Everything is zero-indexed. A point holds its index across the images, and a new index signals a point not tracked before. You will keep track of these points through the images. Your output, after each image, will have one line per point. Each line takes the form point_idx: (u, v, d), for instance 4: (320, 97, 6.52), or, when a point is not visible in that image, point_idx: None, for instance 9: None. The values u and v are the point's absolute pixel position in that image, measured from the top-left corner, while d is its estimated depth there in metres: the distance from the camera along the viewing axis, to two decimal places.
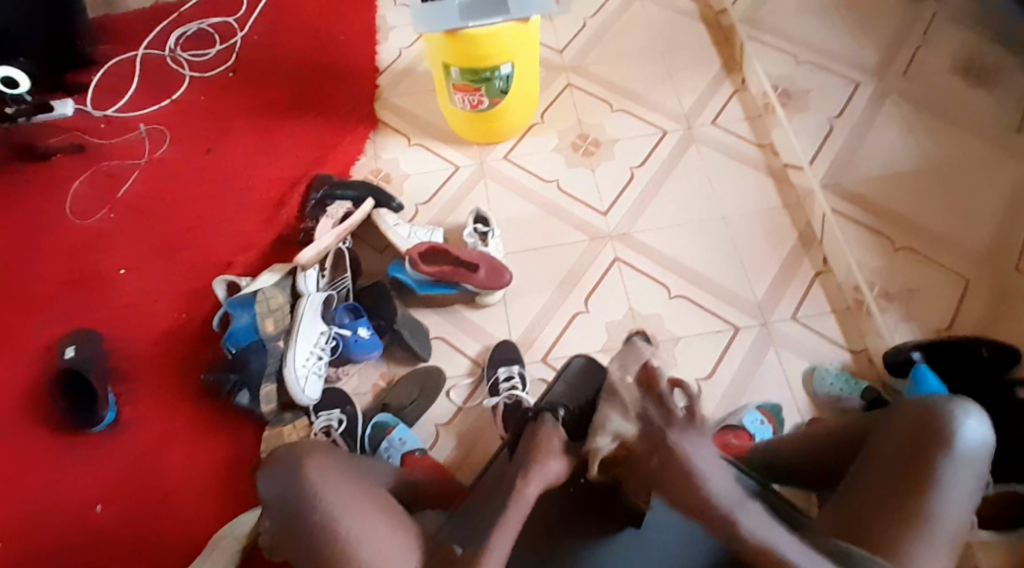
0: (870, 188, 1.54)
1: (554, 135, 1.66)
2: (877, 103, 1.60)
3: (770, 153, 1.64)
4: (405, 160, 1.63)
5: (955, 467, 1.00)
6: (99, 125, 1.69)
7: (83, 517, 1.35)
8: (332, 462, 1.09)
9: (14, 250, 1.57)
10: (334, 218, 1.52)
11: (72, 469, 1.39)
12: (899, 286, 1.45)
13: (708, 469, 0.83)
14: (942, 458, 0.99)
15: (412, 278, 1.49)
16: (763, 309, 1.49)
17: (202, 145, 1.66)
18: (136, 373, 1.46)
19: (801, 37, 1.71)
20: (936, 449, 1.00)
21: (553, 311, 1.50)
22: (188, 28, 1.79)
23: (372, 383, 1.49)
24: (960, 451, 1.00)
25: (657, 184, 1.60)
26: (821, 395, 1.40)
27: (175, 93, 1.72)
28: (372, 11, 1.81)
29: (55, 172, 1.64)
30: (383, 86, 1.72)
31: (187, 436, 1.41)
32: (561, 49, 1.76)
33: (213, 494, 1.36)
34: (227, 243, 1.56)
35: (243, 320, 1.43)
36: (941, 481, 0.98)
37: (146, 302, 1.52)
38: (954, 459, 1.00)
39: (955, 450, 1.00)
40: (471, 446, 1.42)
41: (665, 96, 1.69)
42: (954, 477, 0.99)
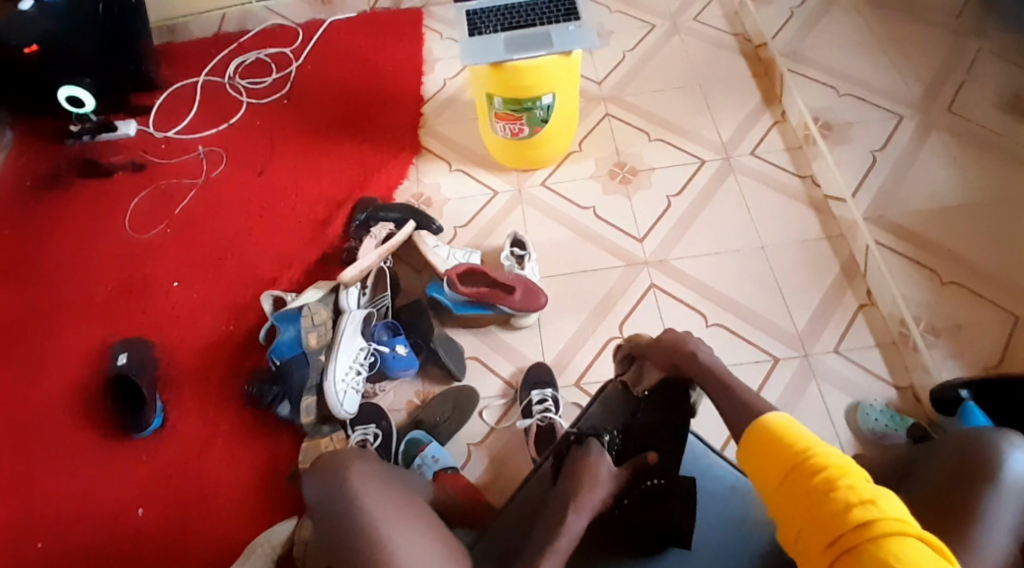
0: (916, 222, 1.52)
1: (591, 163, 1.69)
2: (922, 136, 1.59)
3: (811, 184, 1.63)
4: (446, 184, 1.68)
5: (1003, 499, 0.98)
6: (159, 146, 1.78)
7: (124, 519, 1.39)
8: (372, 468, 1.12)
9: (73, 260, 1.65)
10: (377, 239, 1.56)
11: (116, 471, 1.44)
12: (946, 321, 1.43)
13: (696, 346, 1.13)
14: (988, 490, 0.99)
15: (449, 298, 1.52)
16: (802, 339, 1.47)
17: (255, 166, 1.73)
18: (180, 380, 1.52)
19: (840, 71, 1.72)
20: (982, 482, 1.00)
21: (587, 335, 1.51)
22: (246, 57, 1.89)
23: (406, 400, 1.51)
24: (1008, 486, 0.99)
25: (696, 211, 1.61)
26: (865, 431, 1.36)
27: (232, 118, 1.80)
28: (419, 44, 1.88)
29: (117, 189, 1.73)
30: (427, 114, 1.78)
31: (228, 444, 1.45)
32: (600, 80, 1.79)
33: (249, 501, 1.40)
34: (273, 260, 1.62)
35: (289, 333, 1.48)
36: (986, 513, 0.97)
37: (195, 313, 1.58)
38: (1002, 492, 0.99)
39: (1001, 482, 0.99)
40: (502, 466, 1.43)
41: (703, 126, 1.71)
42: (1001, 509, 0.98)
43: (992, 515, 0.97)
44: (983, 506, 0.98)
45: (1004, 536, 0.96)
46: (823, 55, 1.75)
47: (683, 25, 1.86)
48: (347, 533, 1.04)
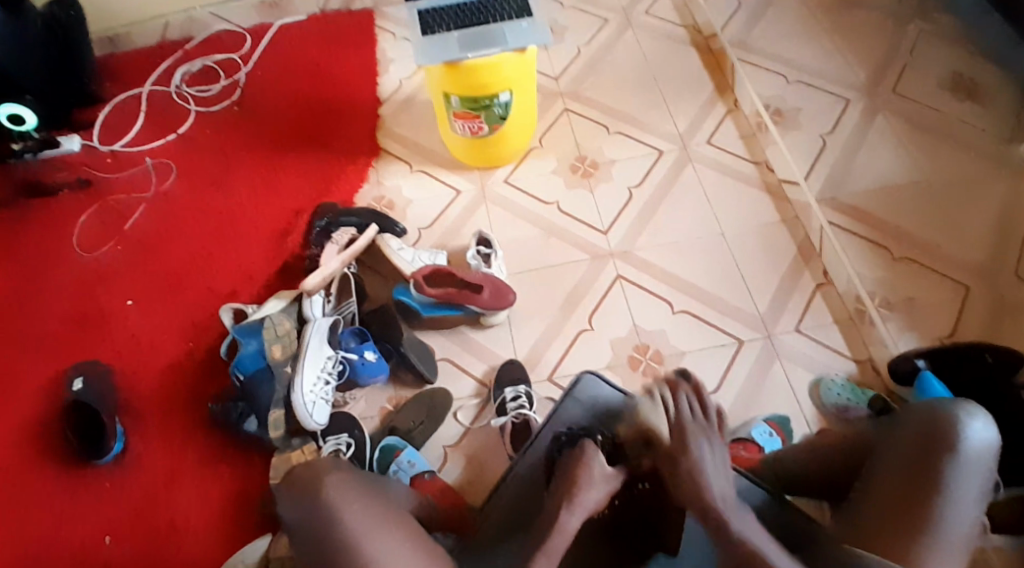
0: (866, 202, 1.57)
1: (552, 159, 1.69)
2: (868, 117, 1.65)
3: (765, 169, 1.65)
4: (407, 186, 1.66)
5: (967, 471, 1.02)
6: (106, 161, 1.72)
7: (89, 550, 1.34)
8: (352, 477, 1.10)
9: (22, 283, 1.59)
10: (339, 244, 1.54)
11: (78, 502, 1.39)
12: (900, 295, 1.48)
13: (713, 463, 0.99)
14: (951, 461, 1.02)
15: (416, 300, 1.50)
16: (766, 323, 1.49)
17: (207, 177, 1.69)
18: (142, 400, 1.47)
19: (789, 59, 1.76)
20: (945, 452, 1.03)
21: (557, 331, 1.51)
22: (192, 65, 1.84)
23: (379, 407, 1.48)
24: (967, 453, 1.03)
25: (656, 202, 1.63)
26: (829, 406, 1.40)
27: (180, 127, 1.76)
28: (373, 46, 1.86)
29: (63, 208, 1.67)
30: (384, 116, 1.76)
31: (195, 466, 1.41)
32: (557, 76, 1.80)
33: (222, 522, 1.36)
34: (232, 271, 1.58)
35: (251, 347, 1.44)
36: (954, 483, 1.01)
37: (153, 332, 1.53)
38: (962, 462, 1.02)
39: (962, 452, 1.03)
40: (479, 467, 1.42)
41: (660, 119, 1.73)
42: (966, 480, 1.02)
43: (958, 481, 1.02)
44: (949, 477, 1.02)
45: (972, 503, 1.01)
46: (771, 43, 1.80)
47: (635, 19, 1.88)
48: (329, 544, 1.02)
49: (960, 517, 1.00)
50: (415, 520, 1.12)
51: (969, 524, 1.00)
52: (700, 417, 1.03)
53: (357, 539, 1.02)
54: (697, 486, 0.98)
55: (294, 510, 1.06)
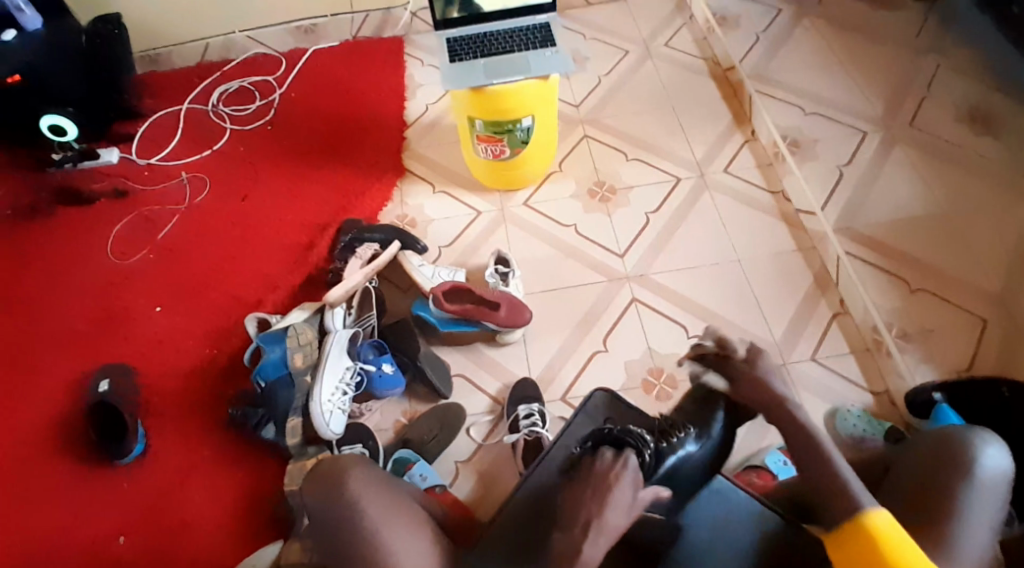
0: (882, 232, 1.58)
1: (571, 183, 1.73)
2: (886, 148, 1.68)
3: (781, 199, 1.68)
4: (429, 206, 1.71)
5: (979, 498, 1.01)
6: (142, 173, 1.79)
7: (104, 548, 1.37)
8: (373, 474, 1.10)
9: (55, 286, 1.64)
10: (361, 259, 1.58)
11: (96, 500, 1.41)
12: (916, 327, 1.47)
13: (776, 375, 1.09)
14: (963, 488, 1.01)
15: (434, 316, 1.53)
16: (780, 348, 1.50)
17: (238, 192, 1.75)
18: (162, 404, 1.50)
19: (807, 92, 1.80)
20: (956, 480, 1.02)
21: (571, 351, 1.53)
22: (229, 86, 1.92)
23: (393, 420, 1.51)
24: (980, 479, 1.02)
25: (673, 226, 1.65)
26: (844, 435, 1.40)
27: (215, 144, 1.82)
28: (401, 71, 1.92)
29: (99, 216, 1.73)
30: (409, 139, 1.81)
31: (211, 470, 1.43)
32: (578, 103, 1.85)
33: (232, 528, 1.37)
34: (257, 283, 1.63)
35: (274, 354, 1.47)
36: (965, 510, 1.00)
37: (178, 338, 1.57)
38: (974, 490, 1.01)
39: (974, 478, 1.02)
40: (490, 483, 1.43)
41: (678, 146, 1.77)
42: (978, 507, 1.01)
43: (970, 508, 1.01)
44: (961, 503, 1.01)
45: (985, 530, 1.00)
46: (790, 76, 1.83)
47: (656, 51, 1.93)
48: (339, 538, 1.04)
49: (973, 545, 0.99)
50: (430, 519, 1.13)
51: (980, 554, 0.99)
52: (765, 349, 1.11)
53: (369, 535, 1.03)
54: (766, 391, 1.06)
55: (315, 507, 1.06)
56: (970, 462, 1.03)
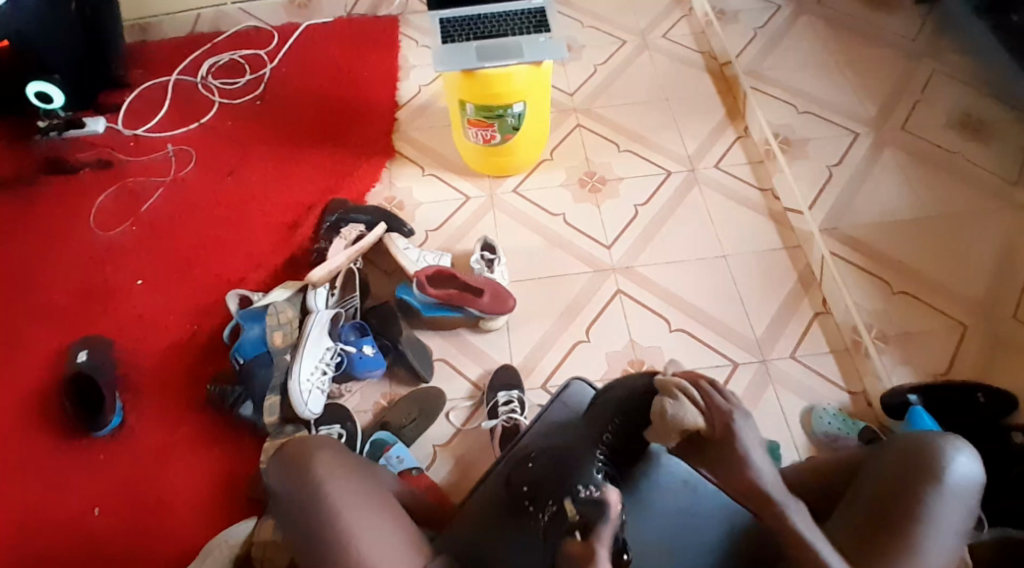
0: (868, 234, 1.59)
1: (561, 172, 1.72)
2: (874, 155, 1.67)
3: (771, 197, 1.67)
4: (418, 189, 1.70)
5: (947, 502, 1.02)
6: (128, 144, 1.77)
7: (78, 521, 1.37)
8: (342, 455, 1.12)
9: (37, 255, 1.63)
10: (347, 240, 1.57)
11: (71, 472, 1.41)
12: (896, 329, 1.49)
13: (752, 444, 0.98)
14: (932, 491, 1.03)
15: (418, 300, 1.52)
16: (761, 346, 1.51)
17: (225, 167, 1.73)
18: (142, 378, 1.50)
19: (801, 91, 1.79)
20: (927, 483, 1.03)
21: (553, 340, 1.53)
22: (219, 58, 1.90)
23: (373, 402, 1.50)
24: (950, 484, 1.03)
25: (662, 220, 1.65)
26: (819, 434, 1.40)
27: (203, 118, 1.81)
28: (395, 51, 1.91)
29: (83, 186, 1.71)
30: (401, 120, 1.80)
31: (188, 446, 1.43)
32: (571, 92, 1.84)
33: (209, 506, 1.37)
34: (241, 260, 1.62)
35: (254, 332, 1.47)
36: (932, 513, 1.01)
37: (158, 312, 1.57)
38: (945, 492, 1.02)
39: (945, 482, 1.03)
40: (467, 469, 1.43)
41: (670, 139, 1.76)
42: (945, 511, 1.02)
43: (936, 512, 1.02)
44: (929, 507, 1.02)
45: (950, 533, 1.01)
46: (785, 74, 1.82)
47: (653, 42, 1.92)
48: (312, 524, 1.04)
49: (937, 548, 1.00)
50: (398, 504, 1.14)
51: (944, 557, 1.01)
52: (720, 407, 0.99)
53: (340, 516, 1.04)
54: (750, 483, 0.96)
55: (284, 488, 1.08)
56: (942, 468, 1.04)
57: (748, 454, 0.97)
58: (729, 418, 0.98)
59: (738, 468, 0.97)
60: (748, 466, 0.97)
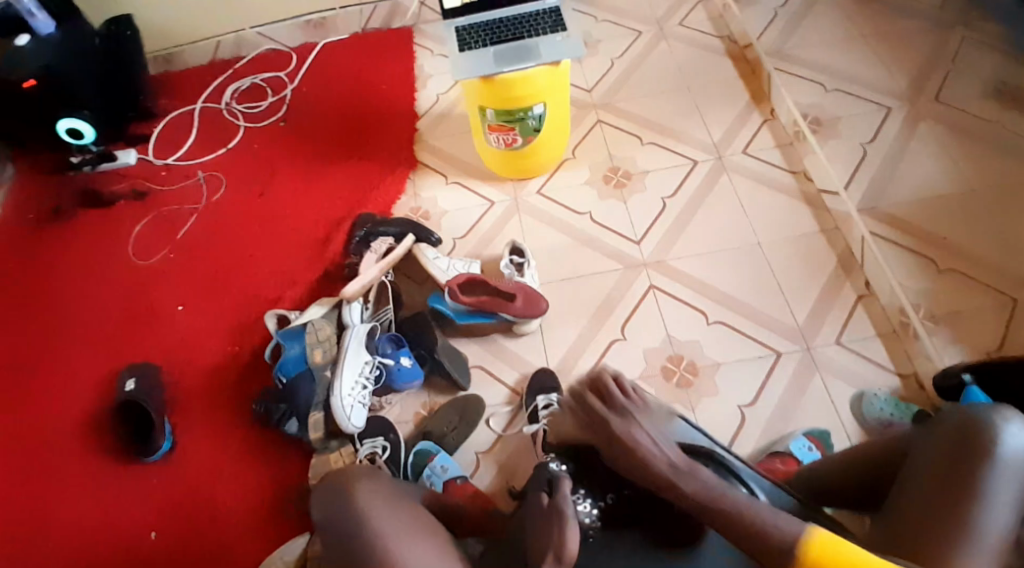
0: (907, 211, 1.54)
1: (586, 170, 1.71)
2: (910, 126, 1.62)
3: (803, 179, 1.64)
4: (443, 198, 1.70)
5: (1001, 477, 0.98)
6: (160, 174, 1.81)
7: (137, 544, 1.40)
8: (380, 484, 1.15)
9: (81, 289, 1.67)
10: (377, 253, 1.58)
11: (127, 498, 1.44)
12: (945, 308, 1.44)
13: (653, 442, 0.98)
14: (986, 470, 0.99)
15: (451, 308, 1.53)
16: (803, 333, 1.48)
17: (254, 189, 1.76)
18: (188, 402, 1.53)
19: (827, 68, 1.75)
20: (980, 461, 0.99)
21: (589, 339, 1.52)
22: (242, 83, 1.92)
23: (413, 412, 1.51)
24: (1002, 460, 0.99)
25: (690, 212, 1.62)
26: (871, 419, 1.38)
27: (230, 142, 1.83)
28: (412, 61, 1.91)
29: (120, 218, 1.75)
30: (422, 130, 1.80)
31: (239, 465, 1.46)
32: (591, 88, 1.82)
33: (259, 522, 1.40)
34: (276, 280, 1.64)
35: (294, 350, 1.49)
36: (988, 493, 0.97)
37: (200, 337, 1.59)
38: (1001, 469, 0.98)
39: (998, 458, 0.99)
40: (511, 473, 1.43)
41: (694, 128, 1.73)
42: (1001, 487, 0.98)
43: (993, 492, 0.98)
44: (983, 483, 0.98)
45: (1006, 510, 0.97)
46: (808, 53, 1.78)
47: (670, 31, 1.89)
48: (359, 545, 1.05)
49: (993, 525, 0.96)
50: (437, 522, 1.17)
51: (1006, 532, 0.96)
52: (610, 404, 1.02)
53: (385, 543, 1.05)
54: (640, 463, 0.97)
55: (328, 521, 1.10)
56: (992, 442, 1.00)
57: (643, 446, 0.98)
58: (612, 426, 1.00)
59: (632, 459, 0.98)
60: (641, 451, 0.97)
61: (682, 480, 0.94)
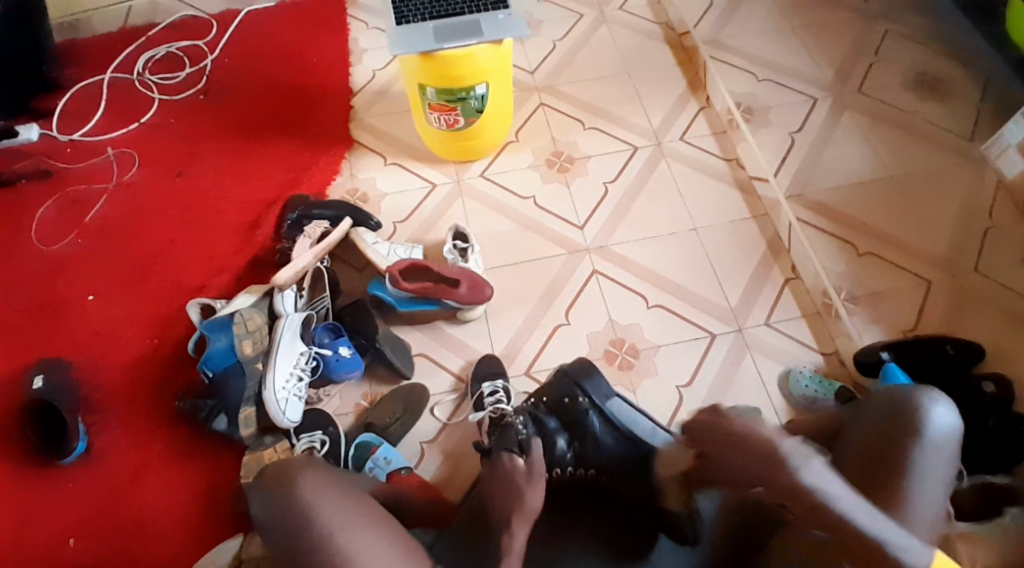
0: (834, 199, 1.61)
1: (529, 153, 1.69)
2: (835, 117, 1.70)
3: (736, 165, 1.69)
4: (380, 179, 1.64)
5: (930, 455, 1.00)
6: (64, 150, 1.66)
7: (54, 554, 1.29)
8: (328, 476, 1.06)
9: None
10: (311, 238, 1.50)
11: (38, 505, 1.33)
12: (866, 290, 1.51)
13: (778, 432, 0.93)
14: (914, 447, 1.00)
15: (392, 295, 1.48)
16: (737, 316, 1.52)
17: (172, 167, 1.64)
18: (106, 399, 1.41)
19: (759, 57, 1.80)
20: (907, 437, 1.01)
21: (533, 325, 1.51)
22: (156, 52, 1.79)
23: (354, 403, 1.45)
24: (930, 439, 1.00)
25: (632, 196, 1.64)
26: (797, 397, 1.43)
27: (144, 117, 1.70)
28: (344, 34, 1.83)
29: (19, 198, 1.60)
30: (356, 108, 1.73)
31: (165, 464, 1.36)
32: (533, 70, 1.81)
33: (190, 525, 1.31)
34: (201, 266, 1.53)
35: (221, 342, 1.39)
36: (916, 470, 0.99)
37: (116, 328, 1.48)
38: (929, 448, 1.00)
39: (926, 437, 1.00)
40: (457, 463, 1.40)
41: (634, 114, 1.74)
42: (930, 464, 0.99)
43: (922, 469, 0.99)
44: (914, 463, 0.99)
45: (935, 487, 0.99)
46: (742, 41, 1.83)
47: (611, 14, 1.89)
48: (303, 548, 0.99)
49: (923, 504, 0.98)
50: (381, 507, 1.09)
51: (934, 511, 0.98)
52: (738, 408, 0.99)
53: (333, 535, 0.99)
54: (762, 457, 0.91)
55: (272, 513, 1.01)
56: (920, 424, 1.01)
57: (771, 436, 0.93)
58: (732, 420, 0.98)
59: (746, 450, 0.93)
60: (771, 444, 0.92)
61: (801, 473, 0.89)
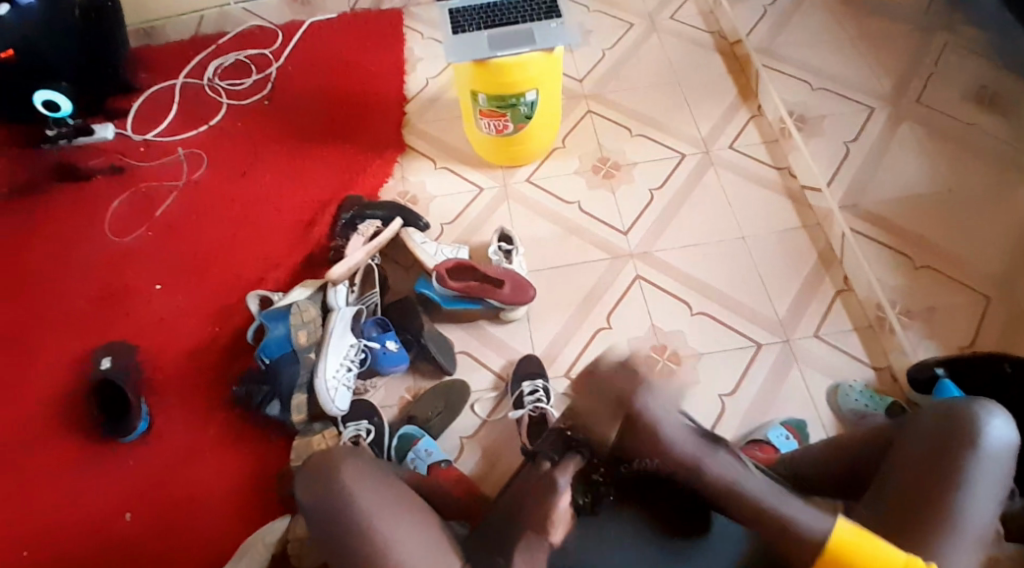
0: (889, 210, 1.58)
1: (575, 159, 1.72)
2: (894, 126, 1.66)
3: (788, 175, 1.69)
4: (431, 182, 1.69)
5: (985, 468, 0.96)
6: (138, 149, 1.77)
7: (112, 527, 1.36)
8: (372, 466, 1.07)
9: (55, 264, 1.63)
10: (364, 236, 1.56)
11: (99, 479, 1.40)
12: (920, 304, 1.48)
13: (668, 417, 0.99)
14: (970, 458, 0.96)
15: (438, 293, 1.51)
16: (784, 326, 1.50)
17: (237, 168, 1.73)
18: (166, 383, 1.49)
19: (810, 66, 1.80)
20: (962, 448, 0.97)
21: (574, 328, 1.52)
22: (225, 59, 1.90)
23: (398, 396, 1.49)
24: (986, 451, 0.96)
25: (678, 203, 1.65)
26: (846, 411, 1.40)
27: (212, 119, 1.81)
28: (401, 44, 1.90)
29: (96, 193, 1.71)
30: (410, 114, 1.79)
31: (218, 445, 1.42)
32: (581, 78, 1.84)
33: (238, 506, 1.37)
34: (258, 260, 1.61)
35: (278, 331, 1.45)
36: (966, 481, 0.95)
37: (178, 316, 1.56)
38: (984, 458, 0.96)
39: (983, 449, 0.97)
40: (495, 460, 1.41)
41: (682, 123, 1.76)
42: (984, 477, 0.95)
43: (973, 483, 0.95)
44: (966, 474, 0.95)
45: (988, 500, 0.94)
46: (793, 51, 1.83)
47: (659, 25, 1.93)
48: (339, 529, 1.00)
49: (976, 517, 0.93)
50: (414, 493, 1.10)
51: (987, 525, 0.93)
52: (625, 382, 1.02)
53: (374, 522, 0.99)
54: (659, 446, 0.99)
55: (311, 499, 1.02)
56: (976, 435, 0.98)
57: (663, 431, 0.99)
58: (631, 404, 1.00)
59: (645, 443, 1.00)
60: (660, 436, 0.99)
61: (708, 462, 0.98)
